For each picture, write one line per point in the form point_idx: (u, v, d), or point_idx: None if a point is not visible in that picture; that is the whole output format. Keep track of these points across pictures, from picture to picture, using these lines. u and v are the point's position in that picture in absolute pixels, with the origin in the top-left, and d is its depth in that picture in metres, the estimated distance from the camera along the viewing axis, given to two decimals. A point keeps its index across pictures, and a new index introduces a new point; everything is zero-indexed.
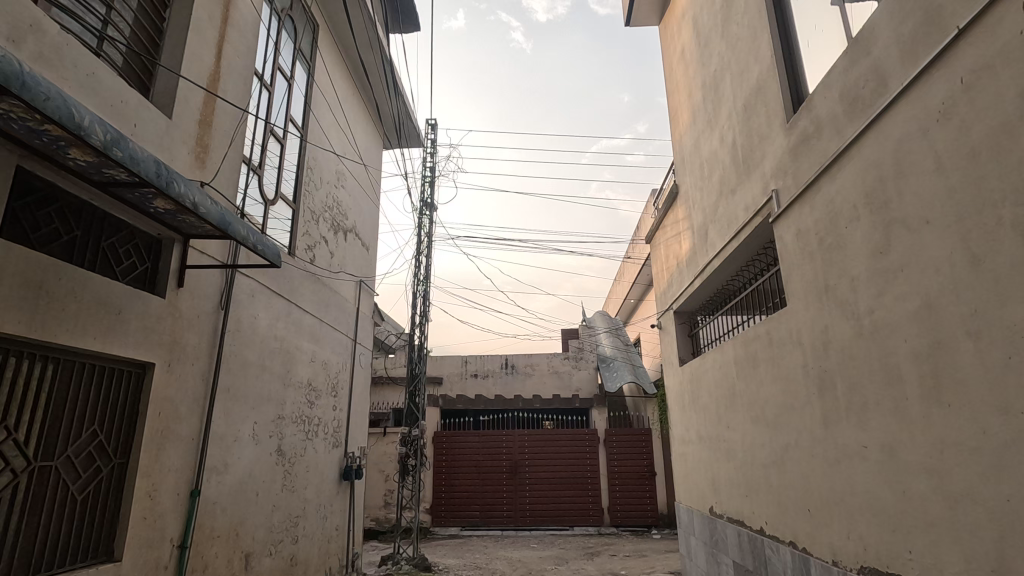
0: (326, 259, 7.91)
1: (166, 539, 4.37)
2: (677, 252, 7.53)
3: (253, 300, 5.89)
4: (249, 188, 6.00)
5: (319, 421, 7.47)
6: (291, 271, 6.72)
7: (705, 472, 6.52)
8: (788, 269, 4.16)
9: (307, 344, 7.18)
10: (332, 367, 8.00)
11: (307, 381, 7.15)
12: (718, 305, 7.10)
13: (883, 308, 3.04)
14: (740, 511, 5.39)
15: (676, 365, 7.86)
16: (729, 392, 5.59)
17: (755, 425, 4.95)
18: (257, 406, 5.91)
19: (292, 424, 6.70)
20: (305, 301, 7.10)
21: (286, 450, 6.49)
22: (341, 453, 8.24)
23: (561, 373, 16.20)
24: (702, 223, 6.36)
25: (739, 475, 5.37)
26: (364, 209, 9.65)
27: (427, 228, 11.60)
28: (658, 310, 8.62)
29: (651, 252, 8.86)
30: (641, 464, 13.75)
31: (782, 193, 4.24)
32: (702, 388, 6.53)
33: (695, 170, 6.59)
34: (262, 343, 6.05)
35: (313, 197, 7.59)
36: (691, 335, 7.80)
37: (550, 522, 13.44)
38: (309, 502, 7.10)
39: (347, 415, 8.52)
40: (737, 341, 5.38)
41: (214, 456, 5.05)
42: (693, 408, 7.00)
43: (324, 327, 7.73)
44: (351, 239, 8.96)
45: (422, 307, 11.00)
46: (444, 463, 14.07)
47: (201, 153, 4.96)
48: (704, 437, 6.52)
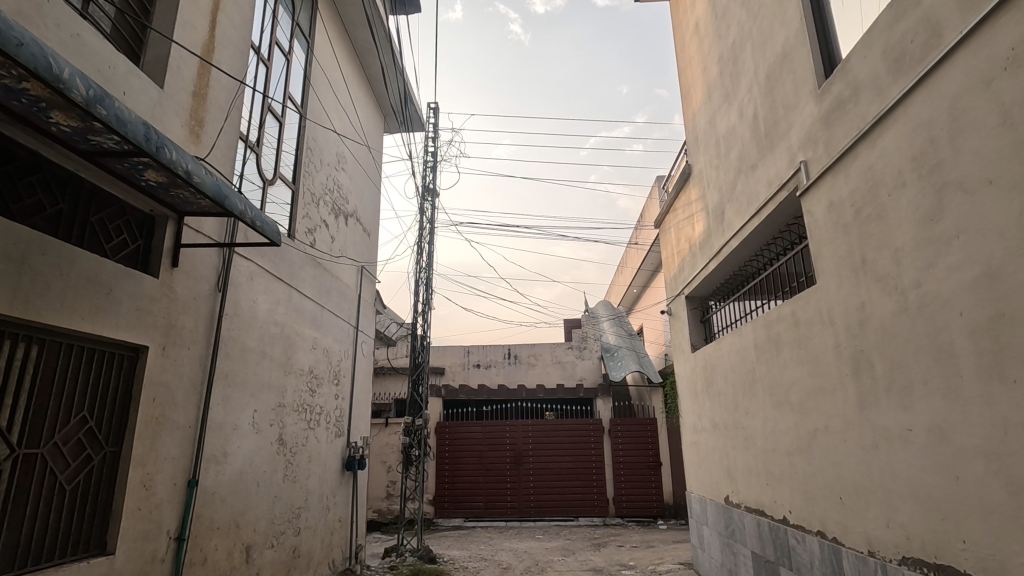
0: (327, 243, 7.68)
1: (163, 530, 4.16)
2: (690, 235, 7.30)
3: (253, 283, 5.65)
4: (247, 166, 5.75)
5: (320, 411, 7.26)
6: (291, 254, 6.48)
7: (720, 460, 6.33)
8: (818, 244, 3.94)
9: (308, 330, 6.96)
10: (334, 355, 7.78)
11: (308, 369, 6.94)
12: (734, 289, 6.88)
13: (934, 280, 2.81)
14: (759, 500, 5.20)
15: (688, 351, 7.66)
16: (748, 377, 5.38)
17: (778, 410, 4.74)
18: (257, 394, 5.68)
19: (294, 413, 6.48)
20: (306, 286, 6.87)
21: (287, 439, 6.27)
22: (344, 442, 8.04)
23: (565, 364, 15.87)
24: (718, 203, 6.12)
25: (759, 463, 5.17)
26: (365, 194, 9.41)
27: (429, 214, 11.36)
28: (668, 296, 8.41)
29: (661, 236, 8.63)
30: (646, 454, 13.59)
31: (811, 165, 4.01)
32: (717, 374, 6.33)
33: (710, 148, 6.34)
34: (261, 328, 5.82)
35: (313, 179, 7.34)
36: (703, 321, 7.60)
37: (555, 513, 13.29)
38: (312, 493, 6.90)
39: (349, 405, 8.30)
40: (757, 324, 5.16)
41: (212, 445, 4.84)
42: (706, 395, 6.80)
43: (325, 313, 7.50)
44: (352, 224, 8.73)
45: (425, 295, 10.78)
46: (447, 454, 13.90)
47: (195, 126, 4.71)
48: (719, 424, 6.34)
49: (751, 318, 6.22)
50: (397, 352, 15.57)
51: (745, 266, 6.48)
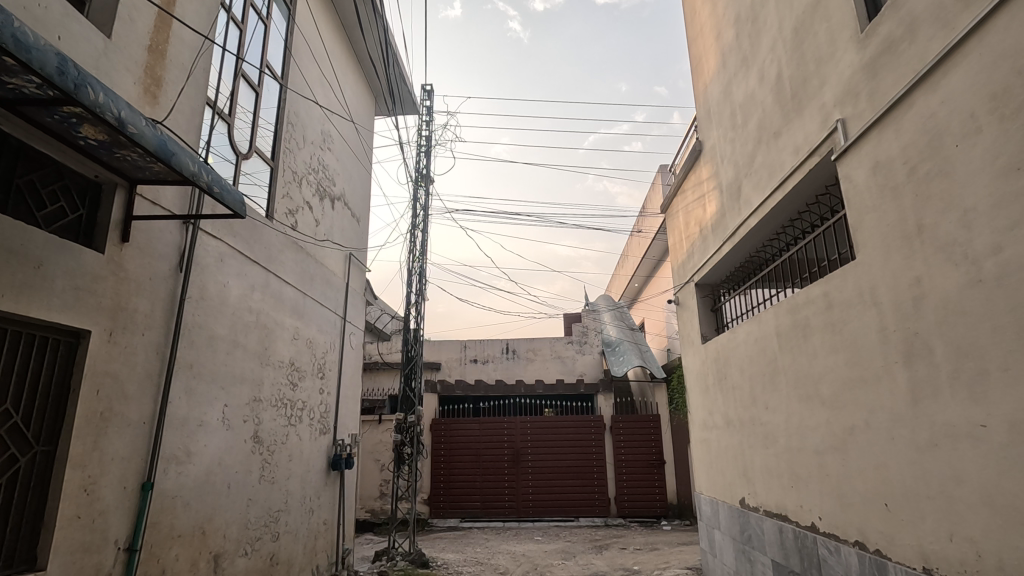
0: (311, 226, 7.16)
1: (110, 541, 3.65)
2: (701, 217, 6.78)
3: (224, 266, 5.14)
4: (215, 136, 5.23)
5: (303, 406, 6.75)
6: (269, 236, 5.96)
7: (735, 460, 5.83)
8: (858, 213, 3.43)
9: (290, 319, 6.45)
10: (319, 347, 7.27)
11: (289, 361, 6.43)
12: (749, 274, 6.37)
13: (1018, 243, 2.31)
14: (781, 504, 4.71)
15: (697, 343, 7.14)
16: (769, 368, 4.88)
17: (805, 404, 4.25)
18: (229, 387, 5.17)
19: (272, 408, 5.97)
20: (287, 271, 6.36)
21: (263, 437, 5.76)
22: (330, 440, 7.54)
23: (565, 359, 15.39)
24: (733, 178, 5.61)
25: (781, 463, 4.68)
26: (354, 177, 8.89)
27: (423, 201, 10.83)
28: (676, 284, 7.89)
29: (668, 221, 8.12)
30: (649, 451, 13.10)
31: (850, 123, 3.50)
32: (732, 366, 5.82)
33: (724, 120, 5.83)
34: (234, 315, 5.30)
35: (295, 156, 6.81)
36: (714, 310, 7.08)
37: (554, 513, 12.80)
38: (294, 494, 6.40)
39: (336, 400, 7.79)
40: (779, 309, 4.66)
41: (174, 443, 4.33)
42: (719, 389, 6.30)
43: (309, 301, 6.98)
44: (339, 208, 8.21)
45: (418, 285, 10.25)
46: (443, 452, 13.40)
47: (151, 85, 4.18)
48: (733, 421, 5.85)
49: (770, 305, 5.70)
50: (391, 347, 15.08)
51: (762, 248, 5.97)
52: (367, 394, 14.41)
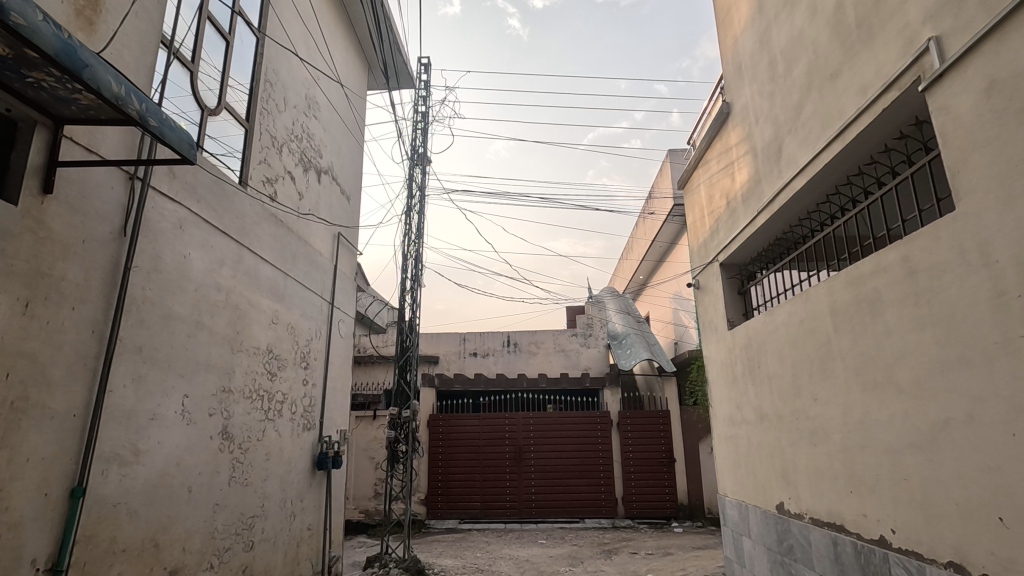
0: (293, 198, 6.43)
1: (25, 562, 2.94)
2: (728, 188, 6.08)
3: (185, 236, 4.42)
4: (172, 82, 4.49)
5: (283, 398, 6.05)
6: (241, 204, 5.24)
7: (770, 459, 5.14)
8: (960, 151, 2.73)
9: (268, 301, 5.74)
10: (302, 334, 6.56)
11: (267, 348, 5.72)
12: (784, 252, 5.68)
13: None
14: (835, 512, 4.02)
15: (722, 329, 6.44)
16: (820, 353, 4.19)
17: (871, 394, 3.55)
18: (193, 374, 4.46)
19: (245, 401, 5.25)
20: (264, 247, 5.65)
21: (235, 433, 5.05)
22: (315, 437, 6.84)
23: (568, 352, 14.70)
24: (772, 137, 4.91)
25: (836, 464, 3.98)
26: (344, 152, 8.17)
27: (419, 181, 10.10)
28: (696, 266, 7.19)
29: (688, 198, 7.41)
30: (658, 449, 12.41)
31: (949, 40, 2.80)
32: (768, 353, 5.13)
33: (760, 72, 5.13)
34: (199, 293, 4.59)
35: (274, 118, 6.09)
36: (742, 292, 6.38)
37: (559, 514, 12.11)
38: (272, 498, 5.71)
39: (322, 393, 7.09)
40: (834, 282, 3.97)
41: (117, 440, 3.63)
42: (750, 380, 5.61)
43: (290, 282, 6.27)
44: (326, 182, 7.48)
45: (414, 271, 9.53)
46: (441, 450, 12.71)
47: (87, 7, 3.45)
48: (768, 416, 5.17)
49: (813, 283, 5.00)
50: (386, 339, 14.42)
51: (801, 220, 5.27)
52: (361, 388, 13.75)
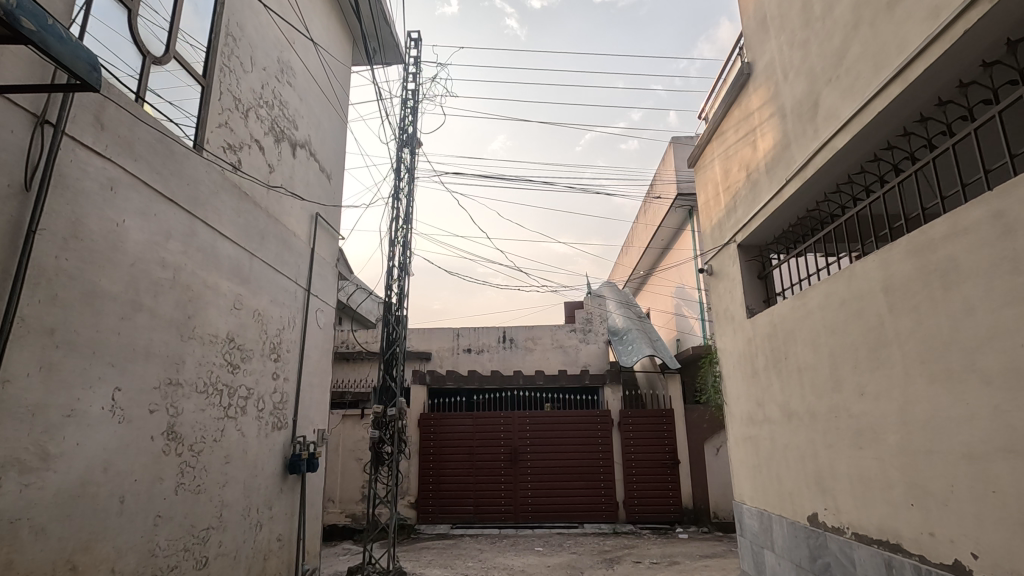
0: (261, 170, 5.74)
1: None
2: (747, 160, 5.44)
3: (119, 200, 3.75)
4: (100, 18, 3.81)
5: (248, 393, 5.37)
6: (194, 170, 4.56)
7: (800, 464, 4.50)
8: None
9: (228, 282, 5.06)
10: (272, 322, 5.89)
11: (227, 336, 5.04)
12: (812, 229, 5.05)
13: None
14: (888, 528, 3.38)
15: (740, 318, 5.79)
16: (869, 338, 3.54)
17: (943, 386, 2.90)
18: (128, 364, 3.79)
19: (198, 395, 4.57)
20: (224, 221, 4.97)
21: (184, 433, 4.37)
22: (287, 437, 6.17)
23: (567, 349, 14.09)
24: (805, 93, 4.26)
25: (890, 470, 3.34)
26: (324, 126, 7.49)
27: (408, 163, 9.41)
28: (709, 250, 6.55)
29: (702, 176, 6.74)
30: (661, 450, 11.75)
31: None
32: (798, 343, 4.48)
33: (790, 20, 4.48)
34: (138, 269, 3.91)
35: (238, 78, 5.40)
36: (762, 277, 5.72)
37: (556, 519, 11.46)
38: (233, 507, 5.03)
39: (296, 388, 6.42)
40: (889, 254, 3.32)
41: (17, 442, 2.95)
42: (774, 373, 4.97)
43: (256, 264, 5.59)
44: (302, 156, 6.79)
45: (401, 258, 8.84)
46: (431, 450, 12.04)
47: None
48: (798, 413, 4.53)
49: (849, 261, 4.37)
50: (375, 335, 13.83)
51: (833, 191, 4.63)
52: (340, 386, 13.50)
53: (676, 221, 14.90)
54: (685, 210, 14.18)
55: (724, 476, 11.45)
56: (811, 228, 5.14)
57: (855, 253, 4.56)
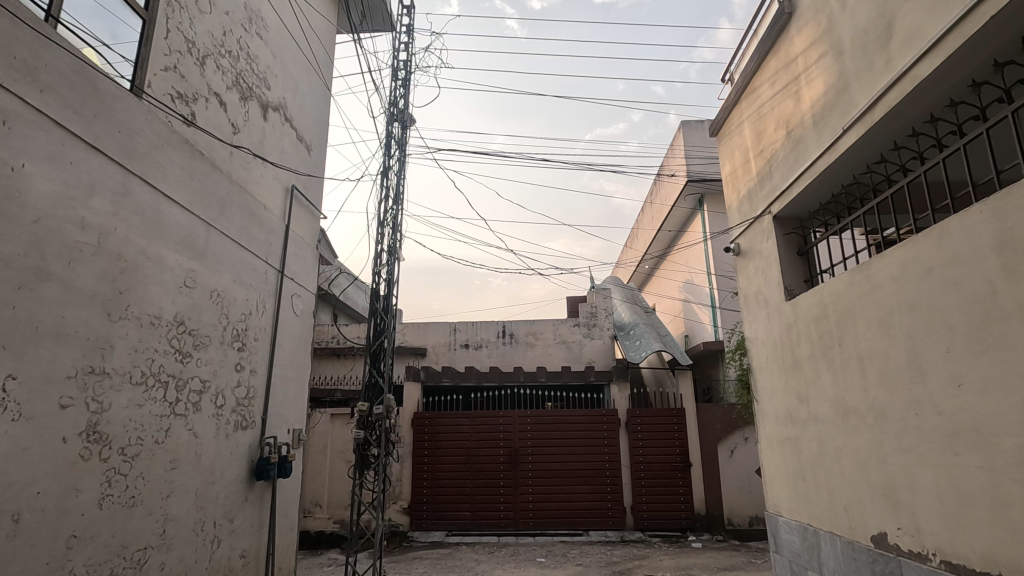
0: (222, 128, 4.97)
1: None
2: (788, 116, 4.66)
3: (15, 139, 2.96)
4: None
5: (203, 386, 4.59)
6: (130, 116, 3.78)
7: (861, 472, 3.72)
8: None
9: (177, 255, 4.28)
10: (236, 306, 5.10)
11: (176, 319, 4.25)
12: (861, 197, 4.30)
13: None
14: (1003, 560, 2.59)
15: (776, 301, 4.99)
16: (973, 314, 2.76)
17: None
18: (28, 346, 2.99)
19: (133, 388, 3.77)
20: (171, 181, 4.19)
21: (112, 434, 3.58)
22: (255, 438, 5.38)
23: (570, 344, 13.29)
24: (876, 17, 3.47)
25: (1010, 485, 2.55)
26: (302, 91, 6.71)
27: (399, 138, 8.62)
28: (737, 226, 5.77)
29: (728, 143, 5.98)
30: (672, 452, 10.96)
31: None
32: (860, 324, 3.70)
33: None
34: (46, 228, 3.13)
35: (195, 18, 4.62)
36: (802, 254, 4.94)
37: (559, 526, 10.68)
38: (182, 522, 4.24)
39: (266, 382, 5.63)
40: (1009, 202, 2.54)
41: None
42: (824, 364, 4.19)
43: (216, 237, 4.80)
44: (276, 120, 6.02)
45: (391, 241, 8.05)
46: (426, 452, 11.24)
47: None
48: (858, 411, 3.74)
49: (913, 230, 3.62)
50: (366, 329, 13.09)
51: (896, 145, 3.87)
52: (320, 382, 13.05)
53: (684, 211, 14.16)
54: (694, 198, 13.46)
55: (738, 479, 10.68)
56: (861, 195, 4.38)
57: (917, 221, 3.83)
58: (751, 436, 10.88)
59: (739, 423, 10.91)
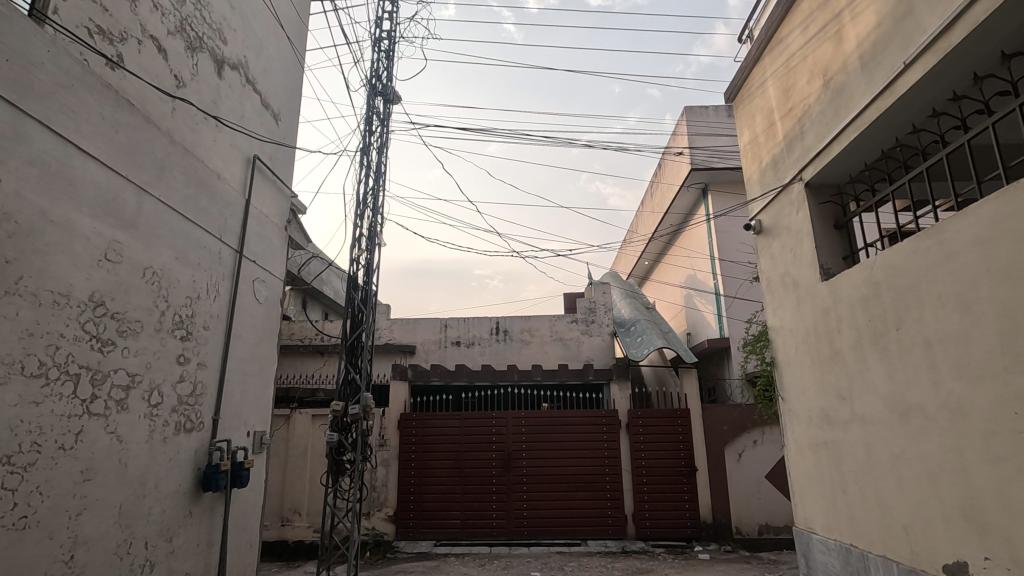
0: (161, 76, 4.24)
1: None
2: (826, 63, 3.96)
3: None
4: None
5: (132, 381, 3.85)
6: (22, 42, 3.05)
7: (931, 487, 3.00)
8: None
9: (96, 221, 3.55)
10: (178, 287, 4.36)
11: (92, 298, 3.51)
12: (903, 163, 3.61)
13: None
14: None
15: (809, 280, 4.27)
16: None
17: None
18: None
19: (24, 381, 3.02)
20: (84, 130, 3.45)
21: None
22: (204, 442, 4.64)
23: (568, 341, 12.58)
24: None
25: None
26: (268, 52, 5.99)
27: (382, 112, 7.90)
28: (759, 199, 5.06)
29: (748, 107, 5.29)
30: (677, 456, 10.24)
31: None
32: (929, 303, 2.99)
33: None
34: None
35: None
36: (839, 228, 4.23)
37: (555, 535, 9.96)
38: (98, 546, 3.49)
39: (219, 378, 4.89)
40: None
41: None
42: (874, 354, 3.47)
43: (150, 204, 4.07)
44: (235, 79, 5.29)
45: (371, 223, 7.33)
46: (413, 456, 10.49)
47: None
48: (926, 411, 3.03)
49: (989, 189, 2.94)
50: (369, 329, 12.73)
51: (961, 90, 3.18)
52: (300, 381, 12.42)
53: (687, 201, 13.48)
54: (698, 188, 12.76)
55: (746, 485, 9.99)
56: (907, 159, 3.68)
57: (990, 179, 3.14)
58: (760, 438, 10.19)
59: (747, 424, 10.22)
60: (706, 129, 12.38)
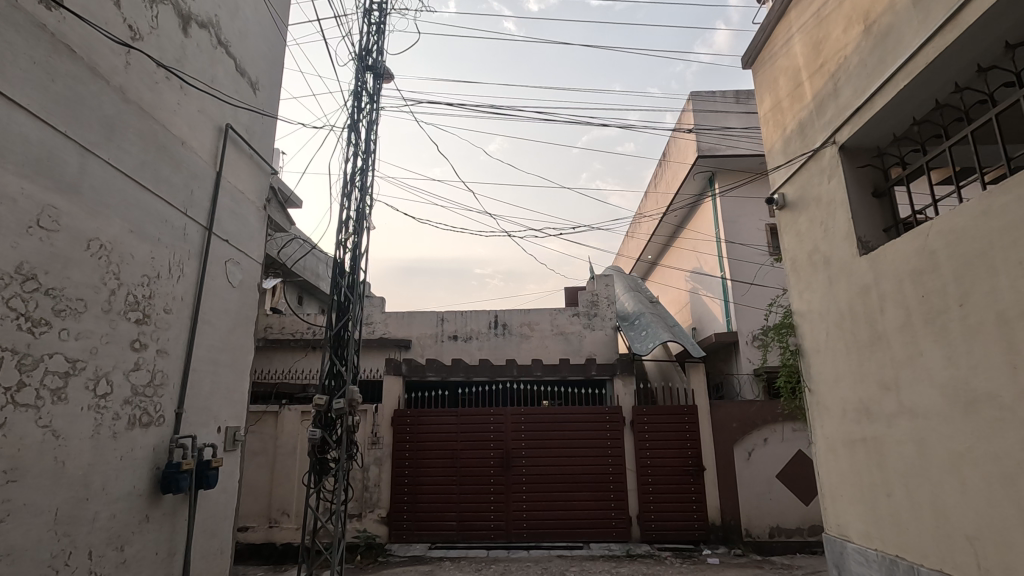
0: (112, 23, 3.74)
1: None
2: (869, 4, 3.47)
3: None
4: None
5: (72, 367, 3.36)
6: None
7: (1010, 492, 2.51)
8: None
9: (24, 181, 3.05)
10: (132, 263, 3.87)
11: (20, 270, 3.02)
12: (961, 116, 3.10)
13: None
14: None
15: (844, 255, 3.78)
16: None
17: None
18: None
19: None
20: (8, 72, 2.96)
21: None
22: (165, 438, 4.15)
23: (569, 336, 12.08)
24: None
25: None
26: (244, 13, 5.49)
27: (371, 87, 7.41)
28: (783, 170, 4.56)
29: (770, 70, 4.79)
30: (684, 454, 9.74)
31: None
32: (1008, 271, 2.50)
33: None
34: None
35: None
36: (877, 196, 3.73)
37: (556, 538, 9.47)
38: (27, 558, 3.00)
39: (184, 368, 4.40)
40: None
41: None
42: (931, 336, 2.98)
43: (97, 167, 3.57)
44: (203, 38, 4.79)
45: (359, 204, 6.85)
46: (407, 454, 10.00)
47: None
48: (1004, 400, 2.54)
49: None
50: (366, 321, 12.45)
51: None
52: (289, 377, 11.93)
53: (693, 191, 12.96)
54: (705, 176, 12.24)
55: (756, 485, 9.51)
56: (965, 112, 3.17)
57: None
58: (770, 436, 9.72)
59: (757, 422, 9.74)
60: (714, 114, 11.85)
